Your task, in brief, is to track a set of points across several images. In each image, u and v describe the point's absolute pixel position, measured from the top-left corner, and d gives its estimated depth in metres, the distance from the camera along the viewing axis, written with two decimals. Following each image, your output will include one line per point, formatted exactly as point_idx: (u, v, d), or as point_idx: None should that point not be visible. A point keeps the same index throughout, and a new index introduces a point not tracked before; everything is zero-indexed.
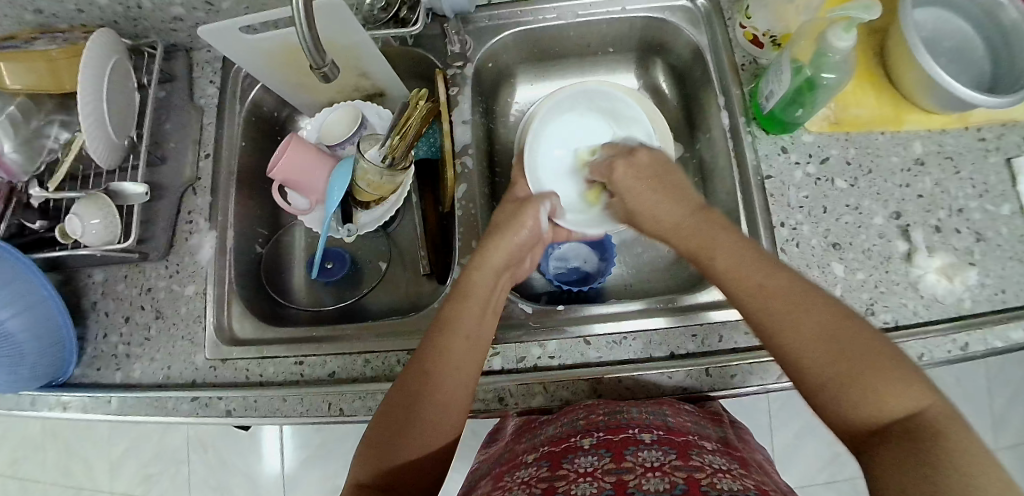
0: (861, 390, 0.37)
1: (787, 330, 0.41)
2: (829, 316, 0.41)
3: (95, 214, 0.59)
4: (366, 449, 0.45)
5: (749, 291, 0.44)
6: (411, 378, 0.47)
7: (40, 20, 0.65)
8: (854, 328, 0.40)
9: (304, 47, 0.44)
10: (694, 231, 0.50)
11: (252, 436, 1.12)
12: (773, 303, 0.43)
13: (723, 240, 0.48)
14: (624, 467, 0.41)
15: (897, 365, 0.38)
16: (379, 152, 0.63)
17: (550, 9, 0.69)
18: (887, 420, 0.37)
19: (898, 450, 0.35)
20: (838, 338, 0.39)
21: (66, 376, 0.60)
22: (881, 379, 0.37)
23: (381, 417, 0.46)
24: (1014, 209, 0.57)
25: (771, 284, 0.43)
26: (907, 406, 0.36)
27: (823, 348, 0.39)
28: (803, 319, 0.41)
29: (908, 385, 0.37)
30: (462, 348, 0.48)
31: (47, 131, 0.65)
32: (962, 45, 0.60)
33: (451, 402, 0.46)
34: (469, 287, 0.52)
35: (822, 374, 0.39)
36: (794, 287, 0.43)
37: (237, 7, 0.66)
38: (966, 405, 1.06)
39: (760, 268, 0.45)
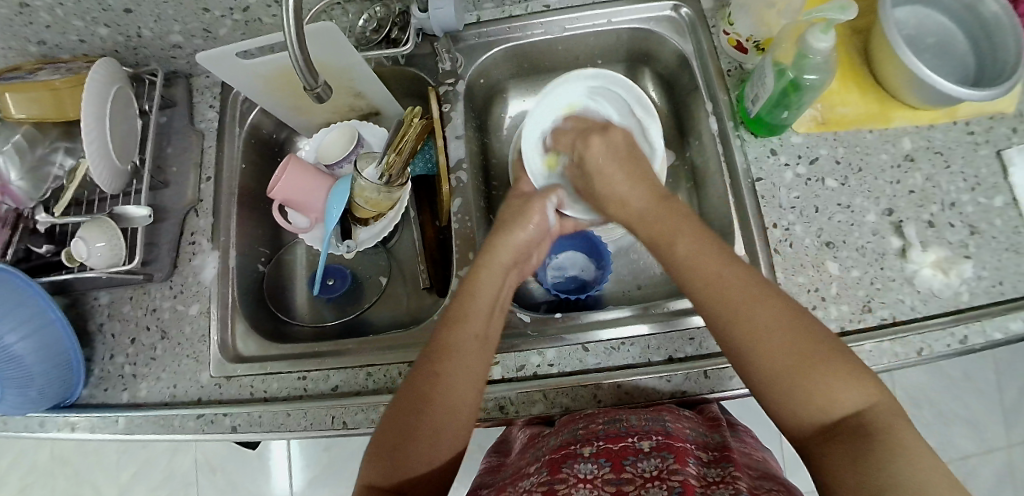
0: (811, 389, 0.38)
1: (739, 324, 0.42)
2: (782, 315, 0.41)
3: (100, 237, 0.61)
4: (379, 452, 0.45)
5: (707, 286, 0.44)
6: (421, 379, 0.47)
7: (44, 52, 0.68)
8: (804, 326, 0.41)
9: (296, 69, 0.46)
10: (654, 226, 0.51)
11: (260, 456, 1.13)
12: (727, 296, 0.43)
13: (686, 236, 0.48)
14: (623, 478, 0.42)
15: (843, 367, 0.39)
16: (376, 171, 0.65)
17: (537, 25, 0.71)
18: (830, 418, 0.38)
19: (843, 450, 0.36)
20: (789, 336, 0.40)
21: (74, 397, 0.61)
22: (824, 376, 0.38)
23: (392, 417, 0.46)
24: (1007, 200, 0.58)
25: (724, 280, 0.44)
26: (851, 405, 0.38)
27: (776, 345, 0.40)
28: (751, 314, 0.42)
29: (852, 383, 0.38)
30: (472, 347, 0.49)
31: (52, 158, 0.67)
32: (945, 41, 0.61)
33: (461, 401, 0.47)
34: (474, 286, 0.53)
35: (771, 372, 0.40)
36: (751, 284, 0.43)
37: (234, 33, 0.68)
38: (977, 402, 1.04)
39: (719, 260, 0.45)
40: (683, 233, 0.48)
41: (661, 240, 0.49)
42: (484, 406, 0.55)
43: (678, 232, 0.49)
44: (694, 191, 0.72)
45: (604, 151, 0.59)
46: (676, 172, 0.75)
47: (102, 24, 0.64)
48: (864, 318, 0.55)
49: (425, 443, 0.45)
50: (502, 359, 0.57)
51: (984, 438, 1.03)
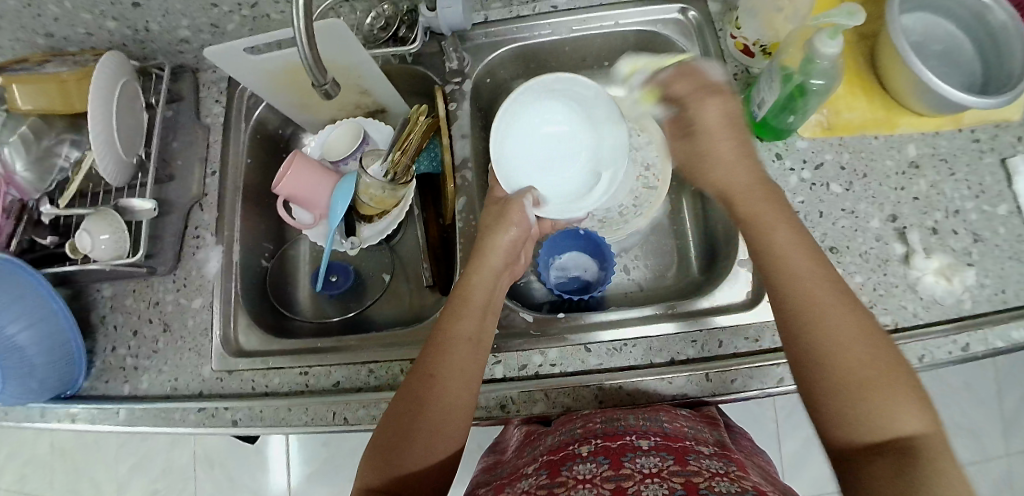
0: (882, 404, 0.39)
1: (824, 328, 0.42)
2: (868, 329, 0.42)
3: (105, 229, 0.61)
4: (372, 456, 0.46)
5: (794, 286, 0.45)
6: (416, 382, 0.48)
7: (52, 44, 0.68)
8: (886, 347, 0.42)
9: (306, 66, 0.46)
10: (753, 215, 0.50)
11: (259, 451, 1.13)
12: (820, 299, 0.43)
13: (786, 235, 0.47)
14: (622, 474, 0.42)
15: (908, 393, 0.39)
16: (381, 167, 0.65)
17: (545, 26, 0.71)
18: (890, 436, 0.39)
19: (893, 463, 0.37)
20: (875, 352, 0.41)
21: (75, 388, 0.61)
22: (891, 395, 0.39)
23: (386, 424, 0.47)
24: (1011, 209, 0.58)
25: (815, 282, 0.44)
26: (912, 427, 0.38)
27: (863, 354, 0.40)
28: (838, 321, 0.42)
29: (918, 409, 0.39)
30: (465, 350, 0.49)
31: (58, 150, 0.66)
32: (951, 49, 0.61)
33: (452, 407, 0.47)
34: (467, 291, 0.53)
35: (849, 378, 0.40)
36: (842, 294, 0.44)
37: (242, 29, 0.68)
38: (977, 410, 1.04)
39: (809, 263, 0.46)
40: (783, 232, 0.47)
41: (756, 229, 0.49)
42: (485, 405, 0.55)
43: (782, 230, 0.47)
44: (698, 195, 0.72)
45: (718, 114, 0.54)
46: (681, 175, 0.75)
47: (110, 17, 0.64)
48: None
49: (417, 448, 0.45)
50: (504, 358, 0.57)
51: (983, 447, 1.03)
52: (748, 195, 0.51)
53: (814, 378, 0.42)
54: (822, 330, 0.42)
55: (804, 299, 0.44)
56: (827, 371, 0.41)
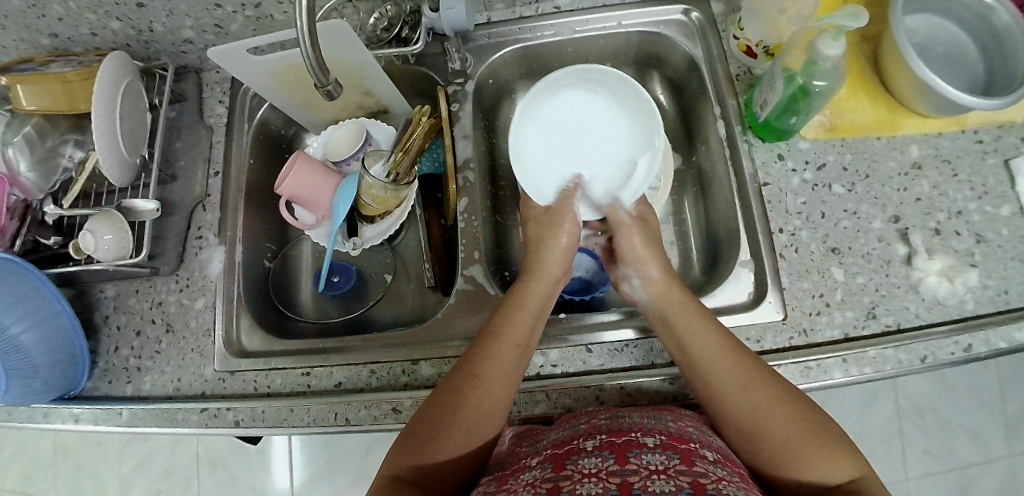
0: (813, 463, 0.42)
1: (734, 411, 0.47)
2: (779, 398, 0.46)
3: (109, 229, 0.61)
4: (402, 445, 0.47)
5: (705, 369, 0.49)
6: (459, 378, 0.49)
7: (56, 44, 0.68)
8: (804, 408, 0.45)
9: (307, 66, 0.46)
10: (666, 305, 0.54)
11: (260, 451, 1.13)
12: (727, 383, 0.48)
13: (684, 328, 0.52)
14: (628, 469, 0.42)
15: (835, 442, 0.43)
16: (383, 168, 0.64)
17: (547, 27, 0.71)
18: (830, 485, 0.42)
19: None
20: (793, 419, 0.44)
21: (78, 388, 0.61)
22: (821, 450, 0.43)
23: (422, 415, 0.48)
24: (1014, 210, 0.58)
25: (718, 371, 0.48)
26: (843, 476, 0.42)
27: (778, 424, 0.44)
28: (749, 399, 0.46)
29: (849, 459, 0.42)
30: (512, 352, 0.50)
31: (62, 150, 0.67)
32: (954, 50, 0.61)
33: (491, 407, 0.48)
34: (521, 298, 0.55)
35: (773, 448, 0.44)
36: (751, 371, 0.48)
37: (245, 29, 0.68)
38: (979, 412, 1.04)
39: (707, 342, 0.50)
40: (682, 325, 0.52)
41: (669, 318, 0.53)
42: None
43: (684, 322, 0.52)
44: (700, 196, 0.72)
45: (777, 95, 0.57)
46: (684, 175, 0.75)
47: (114, 18, 0.64)
48: (868, 325, 0.55)
49: (449, 441, 0.46)
50: None
51: (986, 448, 1.03)
52: (662, 297, 0.55)
53: (748, 450, 0.46)
54: (732, 413, 0.47)
55: (712, 387, 0.48)
56: (754, 444, 0.45)
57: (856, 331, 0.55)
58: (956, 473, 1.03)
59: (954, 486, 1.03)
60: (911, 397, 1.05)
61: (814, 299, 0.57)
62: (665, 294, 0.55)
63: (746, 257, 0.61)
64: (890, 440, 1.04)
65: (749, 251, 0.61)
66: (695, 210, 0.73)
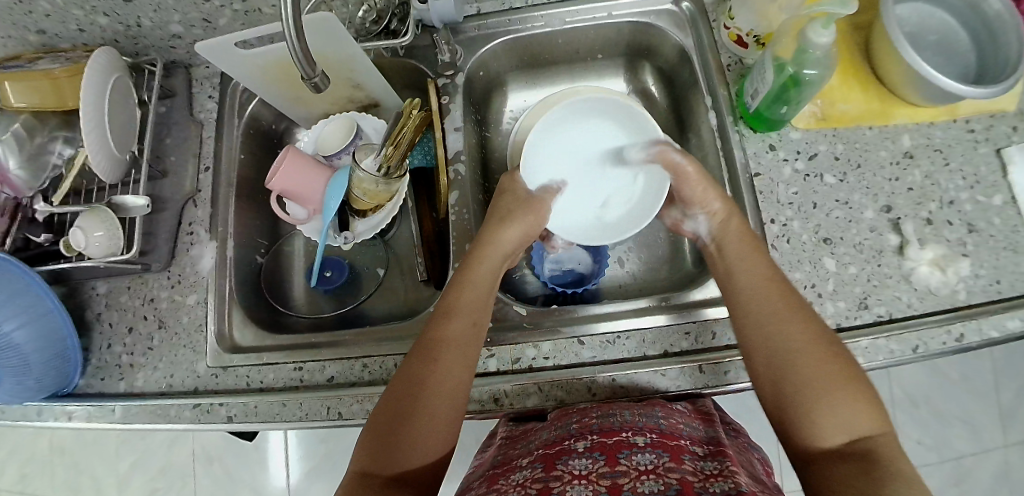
0: (842, 407, 0.43)
1: (771, 346, 0.47)
2: (825, 339, 0.47)
3: (98, 226, 0.61)
4: (369, 438, 0.47)
5: (766, 304, 0.49)
6: (416, 362, 0.50)
7: (43, 40, 0.68)
8: (843, 353, 0.46)
9: (294, 59, 0.46)
10: (733, 249, 0.54)
11: (257, 448, 1.13)
12: (774, 317, 0.48)
13: (743, 266, 0.52)
14: (619, 471, 0.43)
15: (863, 397, 0.44)
16: (374, 161, 0.64)
17: (537, 18, 0.71)
18: (846, 440, 0.43)
19: (855, 466, 0.41)
20: (834, 361, 0.45)
21: (72, 386, 0.62)
22: (846, 403, 0.43)
23: (382, 405, 0.48)
24: (1006, 199, 0.58)
25: (770, 304, 0.49)
26: (865, 432, 0.43)
27: (813, 370, 0.45)
28: (792, 334, 0.47)
29: (874, 413, 0.44)
30: (462, 335, 0.51)
31: (51, 147, 0.66)
32: (946, 38, 0.60)
33: (451, 390, 0.48)
34: (472, 274, 0.55)
35: (806, 386, 0.45)
36: (801, 310, 0.49)
37: (234, 24, 0.68)
38: (974, 402, 1.04)
39: (772, 284, 0.50)
40: (739, 262, 0.53)
41: (730, 255, 0.54)
42: (477, 399, 0.55)
43: (742, 260, 0.53)
44: None
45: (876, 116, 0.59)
46: None
47: (101, 13, 0.64)
48: (860, 315, 0.55)
49: (417, 428, 0.46)
50: (497, 351, 0.57)
51: (981, 439, 1.03)
52: (724, 231, 0.55)
53: (782, 388, 0.45)
54: (772, 345, 0.47)
55: (762, 317, 0.49)
56: (788, 378, 0.45)
57: (848, 321, 0.55)
58: (952, 462, 1.03)
59: (949, 476, 1.03)
60: (905, 387, 1.06)
61: (806, 290, 0.56)
62: (726, 232, 0.55)
63: None
64: None
65: None
66: None
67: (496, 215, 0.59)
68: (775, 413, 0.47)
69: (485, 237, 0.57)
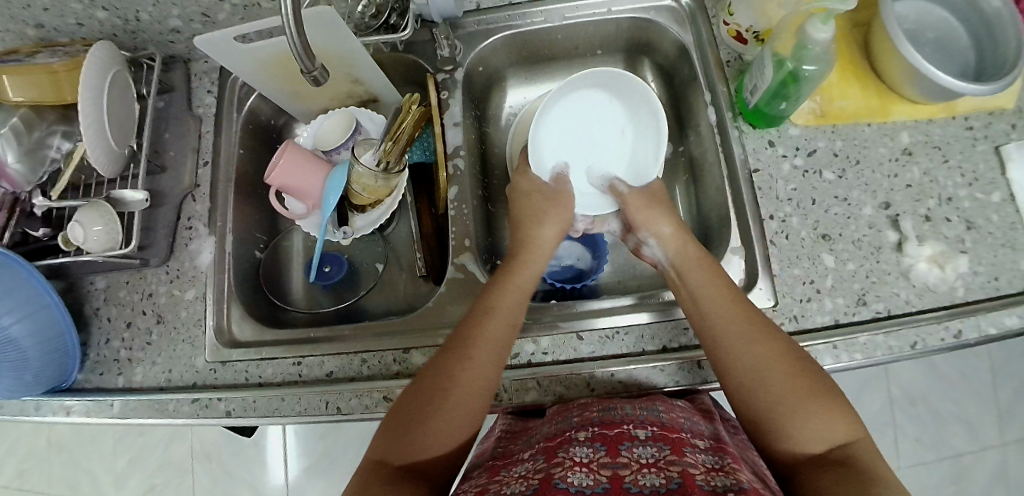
0: (813, 417, 0.44)
1: (738, 360, 0.47)
2: (788, 353, 0.47)
3: (97, 221, 0.60)
4: (393, 429, 0.47)
5: (727, 321, 0.49)
6: (447, 356, 0.50)
7: (41, 34, 0.67)
8: (808, 364, 0.46)
9: (292, 53, 0.46)
10: (693, 268, 0.54)
11: (256, 444, 1.13)
12: (737, 333, 0.48)
13: (702, 283, 0.53)
14: (620, 462, 0.43)
15: (835, 405, 0.44)
16: (373, 156, 0.64)
17: (537, 14, 0.70)
18: (825, 446, 0.43)
19: (837, 472, 0.41)
20: (799, 375, 0.45)
21: (70, 381, 0.61)
22: (821, 412, 0.44)
23: (407, 397, 0.49)
24: (1005, 196, 0.58)
25: (733, 322, 0.49)
26: (842, 437, 0.43)
27: (782, 383, 0.45)
28: (757, 350, 0.47)
29: (846, 419, 0.44)
30: (498, 332, 0.51)
31: (48, 142, 0.66)
32: (946, 36, 0.61)
33: (479, 386, 0.49)
34: (512, 275, 0.56)
35: (780, 398, 0.45)
36: (763, 326, 0.49)
37: (233, 18, 0.68)
38: (972, 400, 1.05)
39: (731, 300, 0.51)
40: (698, 280, 0.53)
41: (691, 274, 0.54)
42: None
43: (701, 279, 0.53)
44: (691, 183, 0.72)
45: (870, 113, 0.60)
46: (675, 162, 0.75)
47: (100, 7, 0.64)
48: (858, 311, 0.55)
49: (440, 423, 0.47)
50: None
51: (979, 437, 1.03)
52: (680, 254, 0.56)
53: (749, 406, 0.46)
54: (739, 365, 0.47)
55: (724, 336, 0.49)
56: (755, 396, 0.46)
57: (846, 316, 0.55)
58: (950, 460, 1.03)
59: (947, 474, 1.03)
60: (903, 385, 1.06)
61: (804, 286, 0.57)
62: (683, 251, 0.56)
63: (737, 244, 0.61)
64: (883, 428, 1.05)
65: (739, 238, 0.61)
66: (686, 197, 0.73)
67: (530, 219, 0.61)
68: (751, 426, 0.47)
69: (524, 240, 0.60)
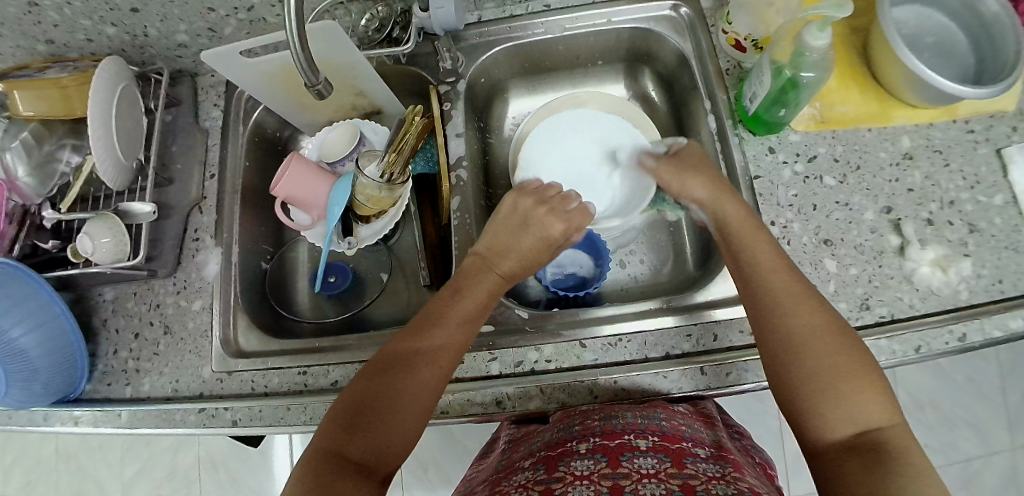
0: (847, 396, 0.43)
1: (776, 329, 0.47)
2: (829, 329, 0.46)
3: (106, 233, 0.62)
4: (338, 421, 0.47)
5: (770, 289, 0.49)
6: (401, 350, 0.50)
7: (52, 50, 0.69)
8: (850, 341, 0.46)
9: (298, 67, 0.47)
10: (738, 231, 0.54)
11: (262, 454, 1.13)
12: (779, 302, 0.48)
13: (751, 253, 0.52)
14: (620, 472, 0.43)
15: (870, 386, 0.43)
16: (377, 169, 0.65)
17: (538, 24, 0.71)
18: (855, 430, 0.43)
19: (864, 459, 0.41)
20: (840, 352, 0.45)
21: (78, 391, 0.62)
22: (854, 394, 0.43)
23: (358, 389, 0.48)
24: (1007, 199, 0.58)
25: (788, 293, 0.49)
26: (875, 422, 0.43)
27: (817, 357, 0.45)
28: (798, 319, 0.47)
29: (886, 403, 0.43)
30: (455, 331, 0.52)
31: (59, 155, 0.68)
32: (944, 40, 0.61)
33: (431, 381, 0.49)
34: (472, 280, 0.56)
35: (812, 373, 0.45)
36: (808, 298, 0.48)
37: (239, 33, 0.69)
38: (981, 404, 1.04)
39: (779, 269, 0.50)
40: (747, 245, 0.53)
41: (736, 242, 0.54)
42: (479, 401, 0.56)
43: (748, 243, 0.53)
44: None
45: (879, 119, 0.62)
46: None
47: (109, 23, 0.65)
48: (862, 316, 0.55)
49: (389, 415, 0.47)
50: (500, 355, 0.57)
51: (988, 442, 1.03)
52: (722, 216, 0.56)
53: (779, 376, 0.46)
54: (777, 334, 0.47)
55: (770, 305, 0.48)
56: (793, 367, 0.46)
57: (850, 321, 0.55)
58: (959, 464, 1.02)
59: (957, 480, 1.02)
60: (911, 390, 1.05)
61: None
62: (723, 212, 0.56)
63: None
64: None
65: None
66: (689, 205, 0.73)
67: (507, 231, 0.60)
68: (781, 403, 0.47)
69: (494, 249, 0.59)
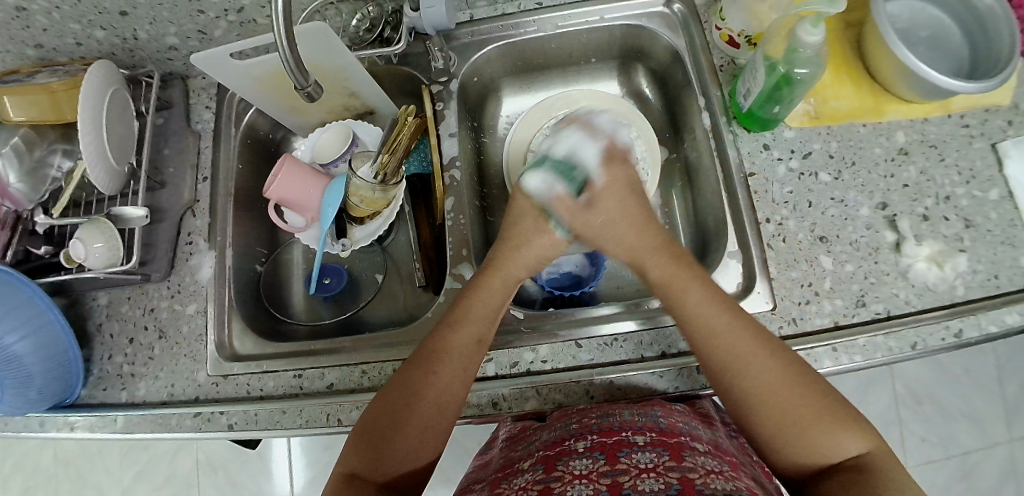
0: (825, 430, 0.43)
1: (737, 378, 0.46)
2: (792, 369, 0.46)
3: (98, 238, 0.61)
4: (359, 444, 0.48)
5: (717, 341, 0.48)
6: (416, 368, 0.50)
7: (41, 55, 0.68)
8: (811, 377, 0.45)
9: (287, 69, 0.47)
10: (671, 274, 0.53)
11: (260, 456, 1.13)
12: (732, 349, 0.47)
13: (690, 303, 0.51)
14: (618, 469, 0.43)
15: (842, 419, 0.43)
16: (370, 170, 0.64)
17: (530, 22, 0.71)
18: (835, 458, 0.43)
19: (847, 485, 0.41)
20: (808, 393, 0.44)
21: (73, 397, 0.62)
22: (829, 428, 0.43)
23: (373, 412, 0.49)
24: (1003, 193, 0.57)
25: (730, 337, 0.47)
26: (855, 448, 0.43)
27: (784, 401, 0.44)
28: (757, 365, 0.46)
29: (862, 429, 0.43)
30: (467, 345, 0.51)
31: (50, 160, 0.67)
32: (938, 34, 0.61)
33: (446, 398, 0.49)
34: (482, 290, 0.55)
35: (783, 418, 0.44)
36: (760, 340, 0.47)
37: (229, 34, 0.69)
38: (979, 397, 1.04)
39: (721, 313, 0.49)
40: (690, 290, 0.51)
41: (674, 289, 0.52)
42: (476, 403, 0.55)
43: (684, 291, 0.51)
44: (687, 188, 0.72)
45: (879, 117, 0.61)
46: (671, 166, 0.75)
47: (98, 27, 0.65)
48: (858, 313, 0.55)
49: (405, 436, 0.47)
50: (496, 356, 0.57)
51: (987, 435, 1.03)
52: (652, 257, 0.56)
53: (750, 424, 0.46)
54: (739, 383, 0.46)
55: (724, 357, 0.47)
56: (755, 414, 0.45)
57: (846, 318, 0.55)
58: (957, 458, 1.03)
59: (955, 473, 1.02)
60: (909, 385, 1.05)
61: (803, 288, 0.56)
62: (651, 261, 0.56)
63: (734, 248, 0.61)
64: (890, 428, 1.04)
65: (736, 243, 0.61)
66: (683, 203, 0.73)
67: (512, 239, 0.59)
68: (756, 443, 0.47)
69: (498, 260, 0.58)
